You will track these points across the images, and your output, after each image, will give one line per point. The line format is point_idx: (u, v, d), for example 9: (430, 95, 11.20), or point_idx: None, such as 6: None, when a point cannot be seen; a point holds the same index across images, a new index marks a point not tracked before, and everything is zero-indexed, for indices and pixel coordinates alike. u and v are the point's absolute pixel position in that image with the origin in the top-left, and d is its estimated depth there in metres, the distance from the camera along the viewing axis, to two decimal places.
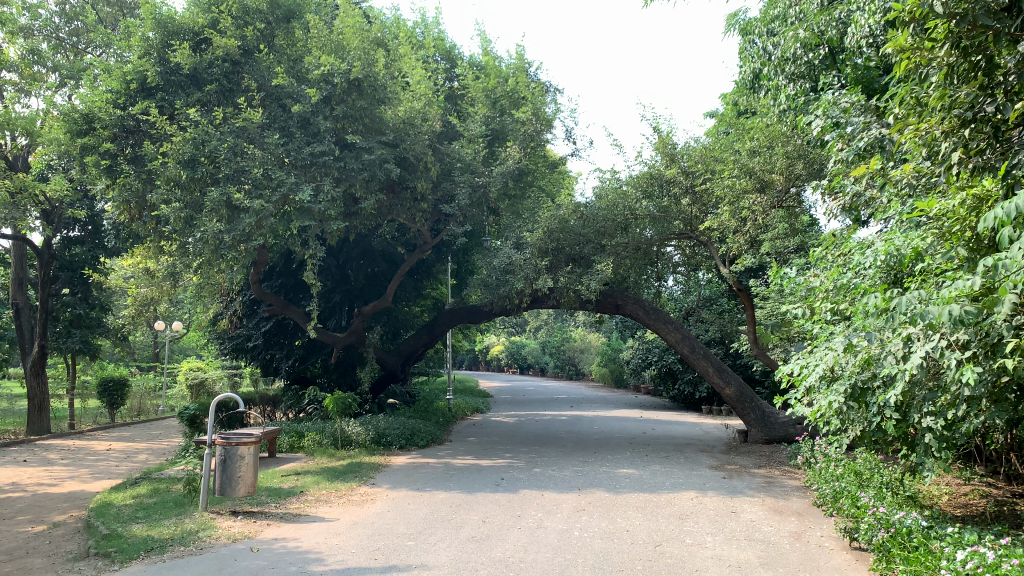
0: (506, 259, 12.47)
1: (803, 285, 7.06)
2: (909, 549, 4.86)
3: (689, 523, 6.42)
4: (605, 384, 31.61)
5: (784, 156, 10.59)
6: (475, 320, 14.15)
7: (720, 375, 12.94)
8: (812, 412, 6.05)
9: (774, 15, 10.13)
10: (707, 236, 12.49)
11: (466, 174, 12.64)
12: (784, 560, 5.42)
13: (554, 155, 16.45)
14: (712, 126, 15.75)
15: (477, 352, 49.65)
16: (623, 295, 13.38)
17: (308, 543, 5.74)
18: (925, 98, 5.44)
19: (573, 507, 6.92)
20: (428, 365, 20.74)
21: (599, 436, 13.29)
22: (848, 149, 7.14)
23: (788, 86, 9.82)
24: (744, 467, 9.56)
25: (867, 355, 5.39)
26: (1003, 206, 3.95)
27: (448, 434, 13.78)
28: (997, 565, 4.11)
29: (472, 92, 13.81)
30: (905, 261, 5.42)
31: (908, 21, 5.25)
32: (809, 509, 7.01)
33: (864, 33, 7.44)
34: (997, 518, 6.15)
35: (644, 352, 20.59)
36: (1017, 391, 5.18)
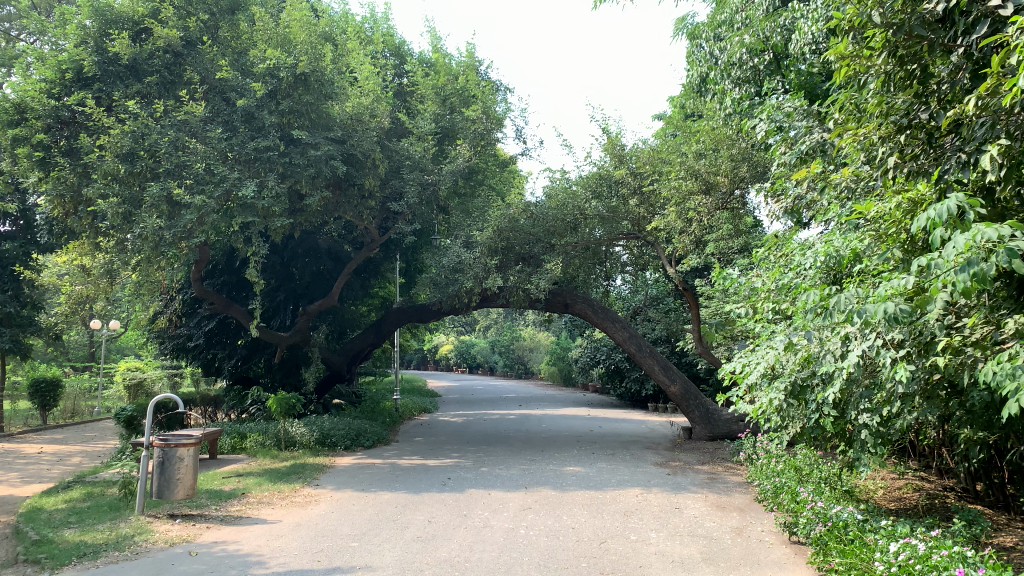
0: (456, 257, 12.38)
1: (745, 285, 7.19)
2: (845, 542, 5.01)
3: (634, 519, 6.48)
4: (553, 383, 31.81)
5: (728, 159, 10.85)
6: (423, 319, 14.10)
7: (666, 373, 13.11)
8: (754, 409, 6.17)
9: (721, 20, 10.30)
10: (654, 237, 12.67)
11: (415, 171, 12.59)
12: (726, 554, 5.51)
13: (504, 155, 16.51)
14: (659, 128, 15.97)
15: (425, 351, 49.41)
16: (571, 294, 13.48)
17: (249, 546, 5.63)
18: (864, 104, 5.66)
19: (519, 505, 6.93)
20: (375, 365, 20.59)
21: (547, 434, 13.32)
22: (791, 152, 7.30)
23: (734, 90, 9.99)
24: (688, 463, 9.69)
25: (807, 354, 5.52)
26: (935, 208, 4.08)
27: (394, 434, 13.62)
28: (928, 556, 4.26)
29: (422, 89, 13.78)
30: (844, 262, 5.58)
31: (848, 30, 5.49)
32: (750, 504, 7.15)
33: (808, 41, 7.61)
34: (930, 510, 6.36)
35: (593, 350, 20.80)
36: (949, 389, 5.34)
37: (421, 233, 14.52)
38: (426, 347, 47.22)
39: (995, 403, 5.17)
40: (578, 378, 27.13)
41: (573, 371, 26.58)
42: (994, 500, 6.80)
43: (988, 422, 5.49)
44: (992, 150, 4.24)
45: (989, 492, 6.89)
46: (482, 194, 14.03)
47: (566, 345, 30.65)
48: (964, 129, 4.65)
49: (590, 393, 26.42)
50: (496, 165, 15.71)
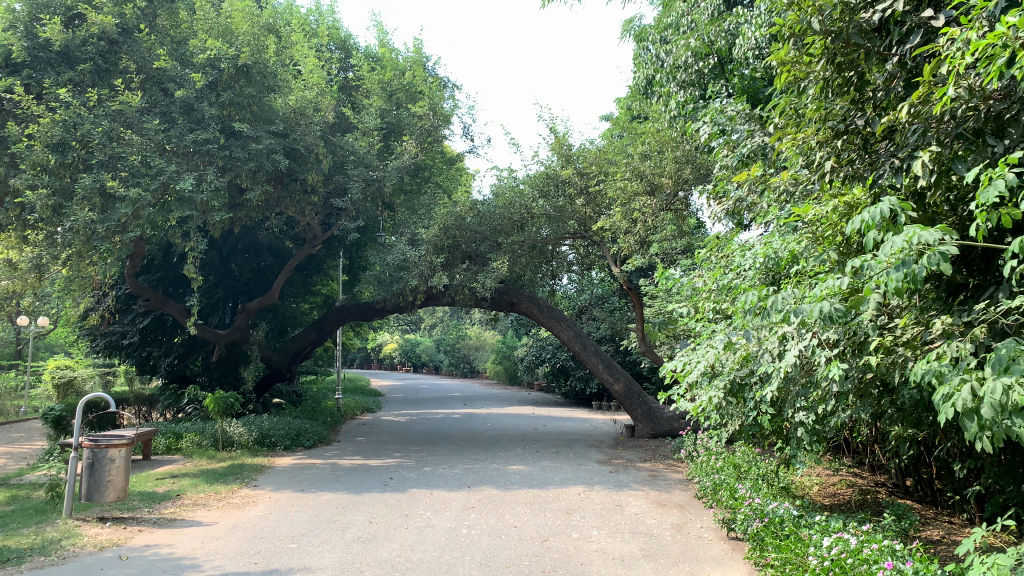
0: (401, 254, 12.27)
1: (687, 285, 7.31)
2: (780, 537, 5.13)
3: (576, 517, 6.52)
4: (499, 382, 31.88)
5: (672, 161, 11.03)
6: (367, 317, 13.94)
7: (610, 371, 13.24)
8: (694, 407, 6.27)
9: (667, 23, 10.44)
10: (600, 236, 12.80)
11: (359, 167, 12.56)
12: (666, 551, 5.58)
13: (451, 152, 16.50)
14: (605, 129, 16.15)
15: (368, 350, 48.91)
16: (518, 293, 13.48)
17: (183, 549, 5.48)
18: (803, 109, 5.81)
19: (461, 505, 6.91)
20: (317, 363, 20.32)
21: (491, 433, 13.32)
22: (733, 155, 7.45)
23: (678, 93, 10.14)
24: (630, 461, 9.80)
25: (746, 352, 5.62)
26: (869, 211, 4.18)
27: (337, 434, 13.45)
28: (859, 550, 4.40)
29: (367, 84, 13.84)
30: (782, 263, 5.71)
31: (788, 37, 5.63)
32: (690, 501, 7.27)
33: (751, 46, 7.74)
34: (861, 505, 6.55)
35: (539, 349, 20.91)
36: (880, 388, 5.48)
37: (364, 229, 14.35)
38: (370, 346, 46.76)
39: (924, 401, 5.31)
40: (523, 377, 27.26)
41: (518, 370, 26.67)
42: (922, 495, 7.04)
43: (917, 420, 5.65)
44: (923, 155, 4.37)
45: (918, 487, 7.14)
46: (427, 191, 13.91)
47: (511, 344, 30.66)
48: (898, 136, 4.79)
49: (535, 391, 26.52)
50: (442, 163, 15.63)
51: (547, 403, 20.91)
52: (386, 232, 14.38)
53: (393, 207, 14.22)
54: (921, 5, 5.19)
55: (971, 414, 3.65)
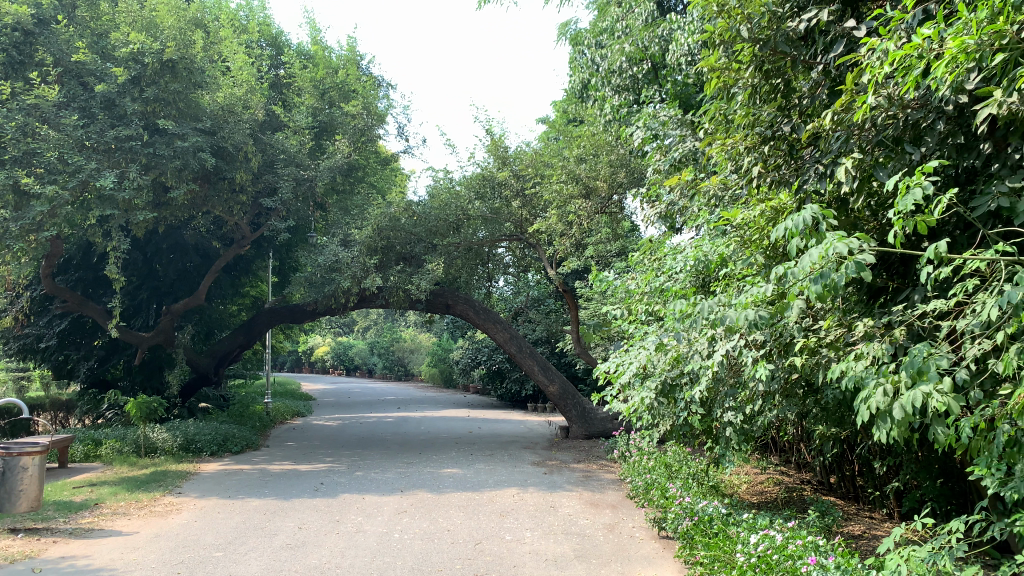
0: (333, 255, 11.99)
1: (620, 287, 7.40)
2: (709, 535, 5.21)
3: (509, 519, 6.51)
4: (435, 385, 31.78)
5: (607, 165, 11.18)
6: (298, 320, 13.68)
7: (545, 373, 13.32)
8: (627, 407, 6.34)
9: (602, 28, 10.57)
10: (536, 238, 12.97)
11: (290, 166, 12.31)
12: (598, 551, 5.62)
13: (385, 152, 16.38)
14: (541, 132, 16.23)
15: (299, 353, 48.01)
16: (453, 295, 13.39)
17: (101, 560, 5.27)
18: (732, 115, 5.94)
19: (394, 509, 6.83)
20: (246, 367, 19.86)
21: (425, 436, 13.25)
22: (665, 159, 7.60)
23: (613, 97, 10.30)
24: (563, 462, 9.86)
25: (676, 354, 5.72)
26: (793, 218, 4.28)
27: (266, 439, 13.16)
28: (784, 546, 4.52)
29: (299, 82, 13.54)
30: (711, 266, 5.83)
31: (718, 43, 5.76)
32: (622, 501, 7.34)
33: (684, 52, 7.80)
34: (787, 502, 6.73)
35: (475, 352, 20.93)
36: (805, 387, 5.63)
37: (295, 230, 14.09)
38: (301, 348, 45.92)
39: (846, 400, 5.49)
40: (458, 380, 27.28)
41: (454, 372, 26.59)
42: (845, 491, 7.29)
43: (840, 419, 5.83)
44: (846, 162, 4.50)
45: (841, 484, 7.38)
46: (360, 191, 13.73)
47: (447, 346, 30.44)
48: (822, 142, 4.95)
49: (471, 394, 26.50)
50: (376, 163, 15.48)
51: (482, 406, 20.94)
52: (318, 232, 14.17)
53: (325, 208, 14.04)
54: (845, 16, 5.40)
55: (886, 417, 3.76)
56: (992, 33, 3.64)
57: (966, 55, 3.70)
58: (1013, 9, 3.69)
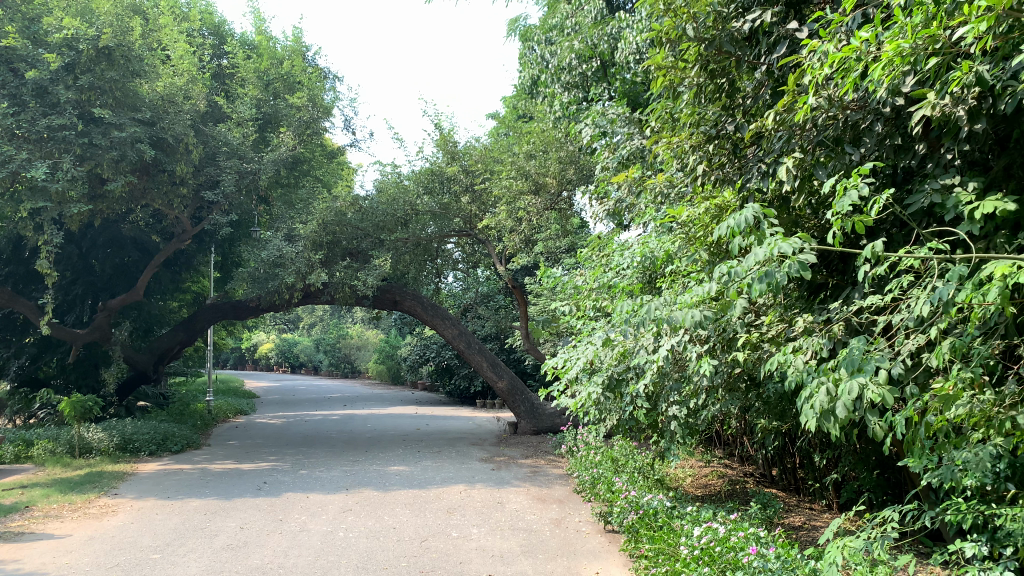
0: (276, 250, 11.77)
1: (569, 283, 7.46)
2: (654, 528, 5.28)
3: (456, 516, 6.48)
4: (382, 382, 31.56)
5: (557, 161, 11.24)
6: (240, 316, 13.38)
7: (493, 369, 13.33)
8: (574, 402, 6.39)
9: (552, 24, 10.63)
10: (485, 234, 13.04)
11: (233, 159, 12.09)
12: (545, 546, 5.64)
13: (331, 146, 16.19)
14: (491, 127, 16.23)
15: (243, 350, 47.18)
16: (401, 291, 13.30)
17: (32, 564, 5.08)
18: (677, 114, 6.03)
19: (339, 507, 6.74)
20: (187, 364, 19.40)
21: (372, 434, 13.13)
22: (613, 157, 7.69)
23: (563, 94, 10.37)
24: (511, 458, 9.88)
25: (623, 349, 5.77)
26: (735, 217, 4.32)
27: (206, 438, 12.88)
28: (727, 538, 4.59)
29: (242, 72, 13.28)
30: (657, 262, 5.90)
31: (664, 42, 5.81)
32: (569, 496, 7.38)
33: (632, 51, 7.84)
34: (730, 495, 6.85)
35: (422, 348, 20.79)
36: (748, 382, 5.73)
37: (238, 224, 13.84)
38: (245, 345, 45.15)
39: (787, 394, 5.61)
40: (405, 377, 27.13)
41: (402, 369, 26.46)
42: (786, 483, 7.45)
43: (782, 412, 5.95)
44: (788, 162, 4.58)
45: (783, 476, 7.54)
46: (306, 184, 13.55)
47: (394, 343, 30.18)
48: (765, 142, 5.04)
49: (419, 391, 26.40)
50: (321, 156, 15.28)
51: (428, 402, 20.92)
52: (262, 226, 13.94)
53: (269, 202, 13.86)
54: (788, 18, 5.53)
55: (826, 414, 3.83)
56: (926, 38, 3.73)
57: (901, 59, 3.78)
58: (945, 14, 3.80)
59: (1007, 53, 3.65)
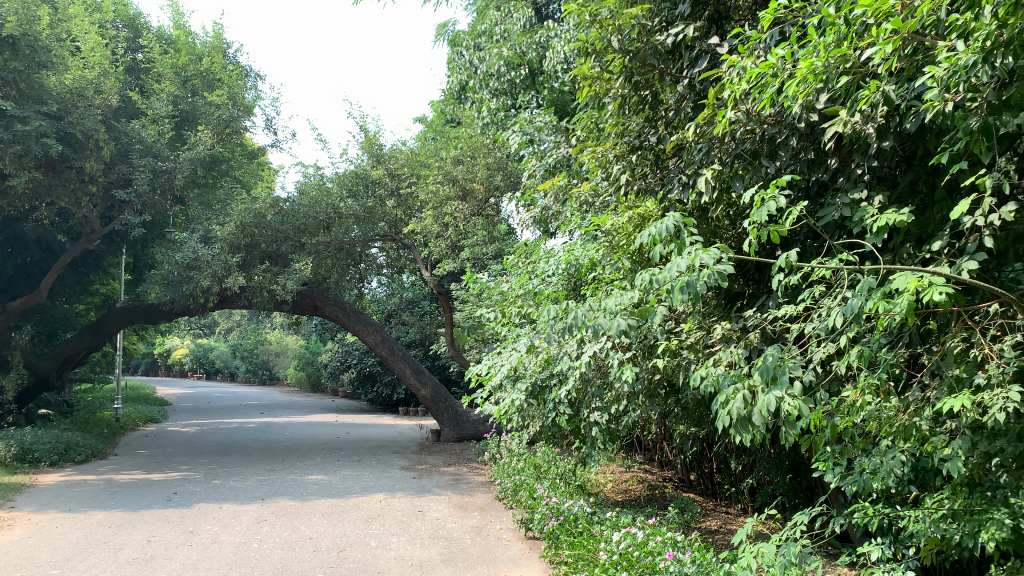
0: (192, 252, 11.30)
1: (494, 289, 7.47)
2: (574, 534, 5.31)
3: (375, 525, 6.39)
4: (302, 389, 30.99)
5: (484, 167, 11.27)
6: (151, 320, 12.82)
7: (417, 376, 13.25)
8: (497, 409, 6.38)
9: (481, 30, 10.64)
10: (411, 239, 12.97)
11: (147, 157, 11.61)
12: (464, 554, 5.60)
13: (252, 146, 15.83)
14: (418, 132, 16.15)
15: (157, 355, 45.58)
16: (322, 295, 13.02)
17: None
18: (602, 124, 6.11)
19: (253, 518, 6.55)
20: (94, 370, 18.59)
21: (290, 442, 12.85)
22: (540, 164, 7.76)
23: (491, 100, 10.40)
24: (433, 466, 9.81)
25: (546, 355, 5.79)
26: (656, 225, 4.36)
27: (113, 447, 12.38)
28: (645, 543, 4.65)
29: (158, 67, 12.85)
30: (582, 269, 5.97)
31: (590, 53, 5.84)
32: (491, 503, 7.37)
33: (558, 60, 7.89)
34: (650, 500, 6.96)
35: (343, 354, 20.44)
36: (667, 388, 5.81)
37: (152, 224, 13.37)
38: (158, 351, 43.56)
39: (704, 400, 5.73)
40: (327, 384, 26.73)
41: (322, 377, 26.00)
42: (703, 488, 7.62)
43: (699, 417, 6.07)
44: (707, 173, 4.68)
45: (700, 481, 7.72)
46: (224, 185, 13.17)
47: (315, 349, 29.56)
48: (685, 153, 5.14)
49: (340, 398, 26.03)
50: (241, 156, 14.91)
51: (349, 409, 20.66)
52: (176, 227, 13.52)
53: (185, 203, 13.41)
54: (709, 33, 5.70)
55: (743, 420, 3.89)
56: (838, 57, 3.88)
57: (815, 76, 3.93)
58: (856, 35, 3.94)
59: (911, 73, 3.83)
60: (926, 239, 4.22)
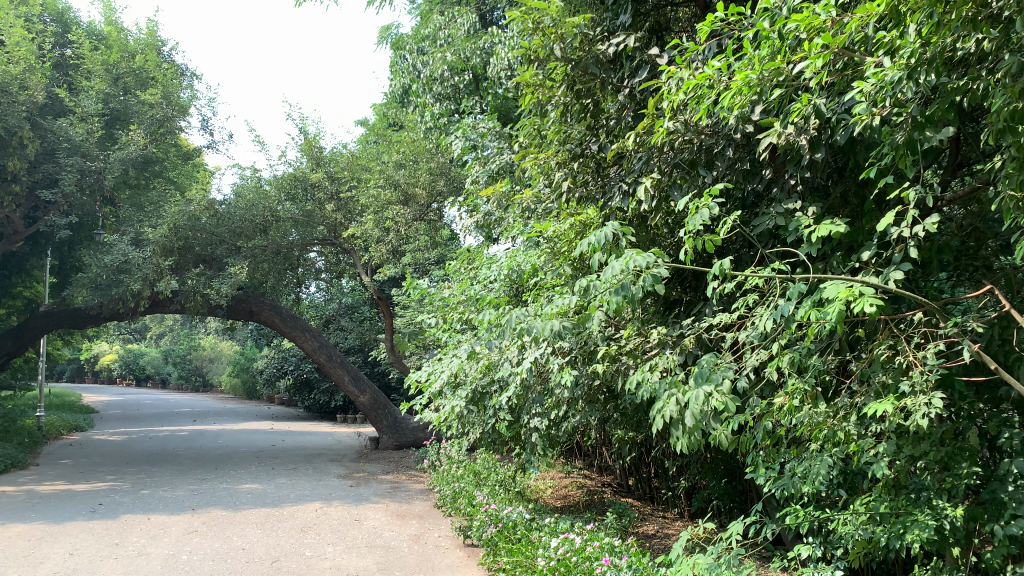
0: (121, 254, 10.98)
1: (435, 295, 7.46)
2: (512, 541, 5.30)
3: (310, 534, 6.28)
4: (237, 396, 30.42)
5: (427, 172, 11.26)
6: (78, 325, 12.41)
7: (356, 383, 13.09)
8: (437, 416, 6.34)
9: (425, 34, 10.63)
10: (351, 244, 12.91)
11: (75, 156, 11.30)
12: (402, 563, 5.54)
13: (186, 146, 15.50)
14: (361, 135, 16.02)
15: (83, 362, 44.09)
16: (258, 300, 12.83)
17: None
18: (544, 131, 6.14)
19: (183, 529, 6.37)
20: (17, 376, 17.87)
21: (223, 450, 12.56)
22: (483, 170, 7.80)
23: (435, 105, 10.37)
24: (372, 473, 9.71)
25: (487, 361, 5.78)
26: (595, 234, 4.35)
27: (34, 456, 11.91)
28: (582, 548, 4.67)
29: (88, 64, 12.46)
30: (524, 276, 5.98)
31: (533, 60, 5.83)
32: (429, 511, 7.33)
33: (502, 67, 7.93)
34: (588, 505, 7.01)
35: (280, 361, 20.07)
36: (607, 394, 5.85)
37: (79, 225, 12.95)
38: (85, 357, 42.10)
39: (641, 406, 5.79)
40: (264, 391, 26.29)
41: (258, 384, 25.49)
42: (642, 492, 7.71)
43: (637, 423, 6.13)
44: (646, 182, 4.73)
45: (638, 486, 7.80)
46: (157, 186, 12.83)
47: (251, 355, 28.92)
48: (625, 161, 5.19)
49: (276, 405, 25.64)
50: (175, 156, 14.57)
51: (285, 417, 20.27)
52: (105, 229, 13.12)
53: (115, 204, 13.01)
54: (650, 43, 5.78)
55: (677, 424, 3.91)
56: (771, 70, 3.97)
57: (749, 88, 4.00)
58: (789, 49, 4.03)
59: (841, 88, 3.93)
60: (856, 249, 4.33)
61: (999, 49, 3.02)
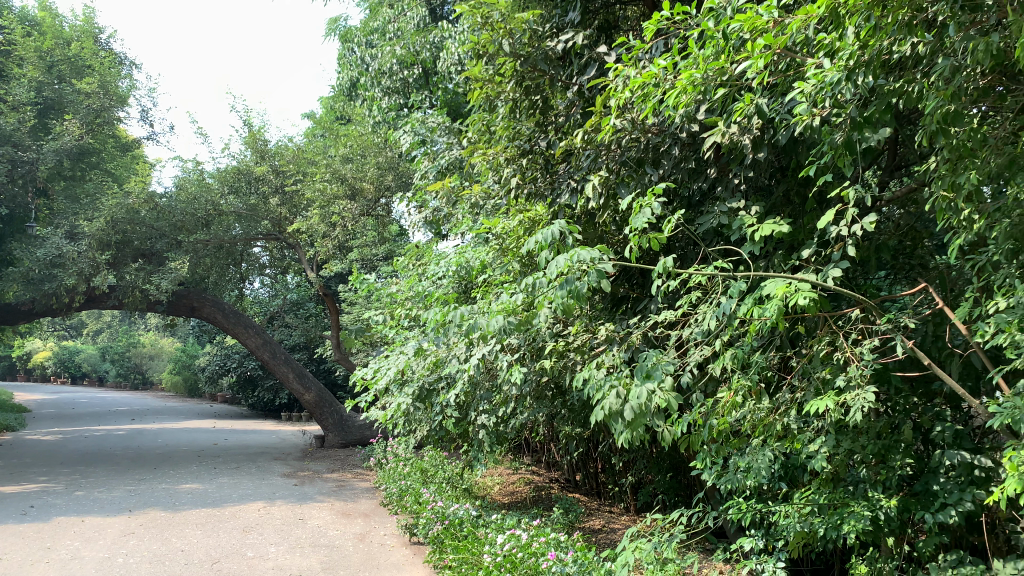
0: (56, 248, 10.63)
1: (380, 291, 7.40)
2: (458, 538, 5.28)
3: (253, 534, 6.17)
4: (177, 395, 29.76)
5: (375, 166, 11.17)
6: (8, 321, 11.94)
7: (301, 380, 12.92)
8: (383, 413, 6.27)
9: (373, 27, 10.52)
10: (295, 238, 12.94)
11: (4, 146, 10.96)
12: (346, 562, 5.48)
13: (125, 137, 15.07)
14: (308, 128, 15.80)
15: (16, 360, 42.62)
16: (199, 295, 12.44)
17: None
18: (493, 126, 6.12)
19: (120, 531, 6.19)
20: None
21: (165, 450, 12.25)
22: (432, 164, 7.75)
23: (383, 98, 10.24)
24: (316, 472, 9.59)
25: (435, 358, 5.73)
26: (542, 231, 4.34)
27: None
28: (528, 544, 4.67)
29: (20, 51, 12.00)
30: (472, 272, 5.94)
31: (481, 55, 5.81)
32: (375, 509, 7.27)
33: (450, 61, 7.89)
34: (536, 501, 7.04)
35: (223, 358, 19.66)
36: (554, 390, 5.88)
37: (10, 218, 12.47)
38: (17, 354, 40.71)
39: (588, 402, 5.82)
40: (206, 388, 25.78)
41: (201, 381, 24.96)
42: (588, 487, 7.77)
43: (584, 418, 6.16)
44: (593, 179, 4.73)
45: (585, 481, 7.86)
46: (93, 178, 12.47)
47: (193, 352, 28.31)
48: (574, 159, 5.19)
49: (219, 402, 25.12)
50: (112, 148, 14.16)
51: (227, 416, 19.83)
52: (38, 222, 12.67)
53: (48, 195, 12.59)
54: (599, 41, 5.80)
55: (620, 418, 3.93)
56: (715, 69, 4.00)
57: (693, 87, 4.03)
58: (733, 49, 4.07)
59: (784, 88, 3.98)
60: (798, 247, 4.40)
61: (934, 53, 3.08)
